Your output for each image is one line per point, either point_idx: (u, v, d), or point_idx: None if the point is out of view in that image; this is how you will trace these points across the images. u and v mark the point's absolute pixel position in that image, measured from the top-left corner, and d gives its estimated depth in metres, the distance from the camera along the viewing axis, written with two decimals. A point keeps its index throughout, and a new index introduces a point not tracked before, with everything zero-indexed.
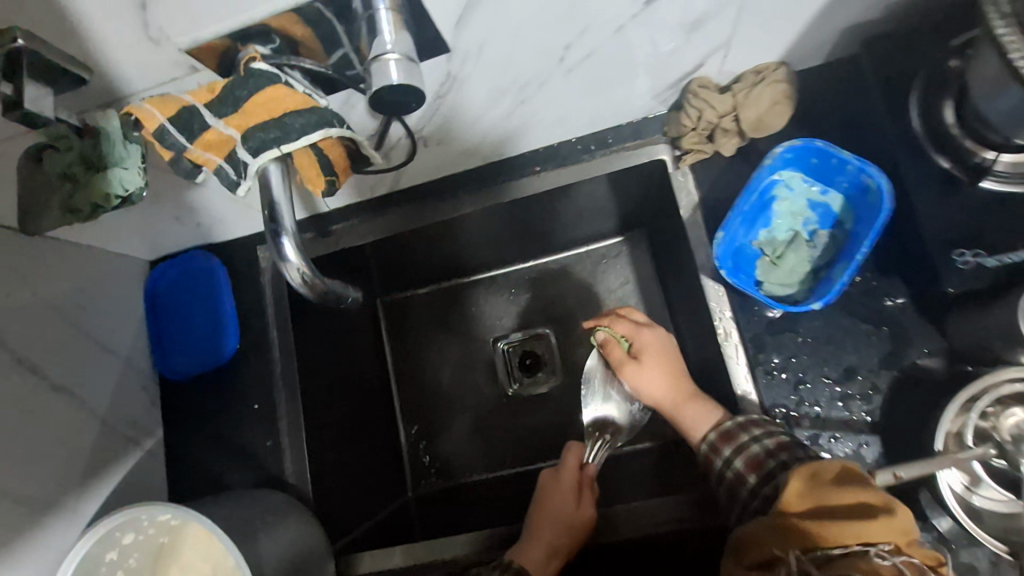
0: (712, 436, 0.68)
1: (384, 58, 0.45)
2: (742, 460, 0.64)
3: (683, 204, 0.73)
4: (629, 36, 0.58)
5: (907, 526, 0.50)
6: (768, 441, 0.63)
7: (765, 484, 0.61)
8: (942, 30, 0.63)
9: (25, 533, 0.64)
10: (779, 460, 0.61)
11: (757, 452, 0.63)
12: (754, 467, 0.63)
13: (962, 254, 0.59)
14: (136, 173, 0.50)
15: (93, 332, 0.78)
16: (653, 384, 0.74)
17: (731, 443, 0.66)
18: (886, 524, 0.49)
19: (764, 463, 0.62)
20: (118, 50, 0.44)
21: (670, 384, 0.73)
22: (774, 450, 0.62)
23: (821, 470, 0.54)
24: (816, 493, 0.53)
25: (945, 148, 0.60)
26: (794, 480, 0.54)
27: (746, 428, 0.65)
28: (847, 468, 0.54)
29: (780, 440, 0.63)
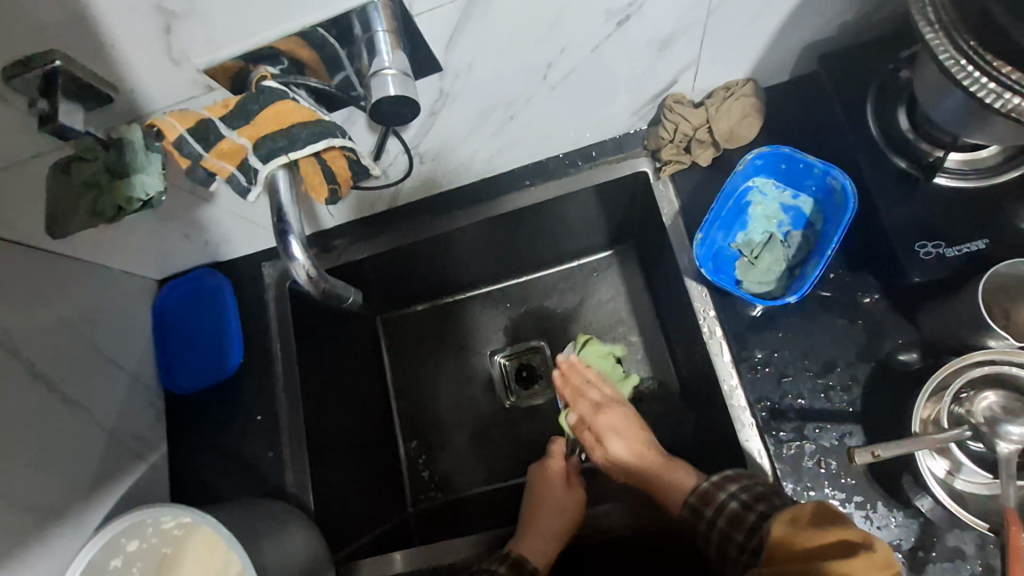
0: (693, 499, 0.69)
1: (382, 73, 0.50)
2: (723, 518, 0.65)
3: (664, 211, 0.78)
4: (605, 56, 0.63)
5: (889, 561, 0.48)
6: (744, 495, 0.65)
7: (752, 536, 0.63)
8: (886, 46, 0.69)
9: (33, 538, 0.65)
10: (759, 512, 0.63)
11: (736, 507, 0.64)
12: (737, 524, 0.64)
13: (924, 246, 0.64)
14: (155, 177, 0.54)
15: (105, 348, 0.80)
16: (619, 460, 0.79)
17: (711, 504, 0.67)
18: (868, 559, 0.48)
19: (744, 517, 0.64)
20: (144, 70, 0.49)
21: (636, 460, 0.78)
22: (751, 503, 0.64)
23: (799, 513, 0.55)
24: (797, 537, 0.53)
25: (899, 149, 0.66)
26: (776, 525, 0.56)
27: (722, 485, 0.67)
28: (826, 508, 0.54)
29: (755, 492, 0.64)
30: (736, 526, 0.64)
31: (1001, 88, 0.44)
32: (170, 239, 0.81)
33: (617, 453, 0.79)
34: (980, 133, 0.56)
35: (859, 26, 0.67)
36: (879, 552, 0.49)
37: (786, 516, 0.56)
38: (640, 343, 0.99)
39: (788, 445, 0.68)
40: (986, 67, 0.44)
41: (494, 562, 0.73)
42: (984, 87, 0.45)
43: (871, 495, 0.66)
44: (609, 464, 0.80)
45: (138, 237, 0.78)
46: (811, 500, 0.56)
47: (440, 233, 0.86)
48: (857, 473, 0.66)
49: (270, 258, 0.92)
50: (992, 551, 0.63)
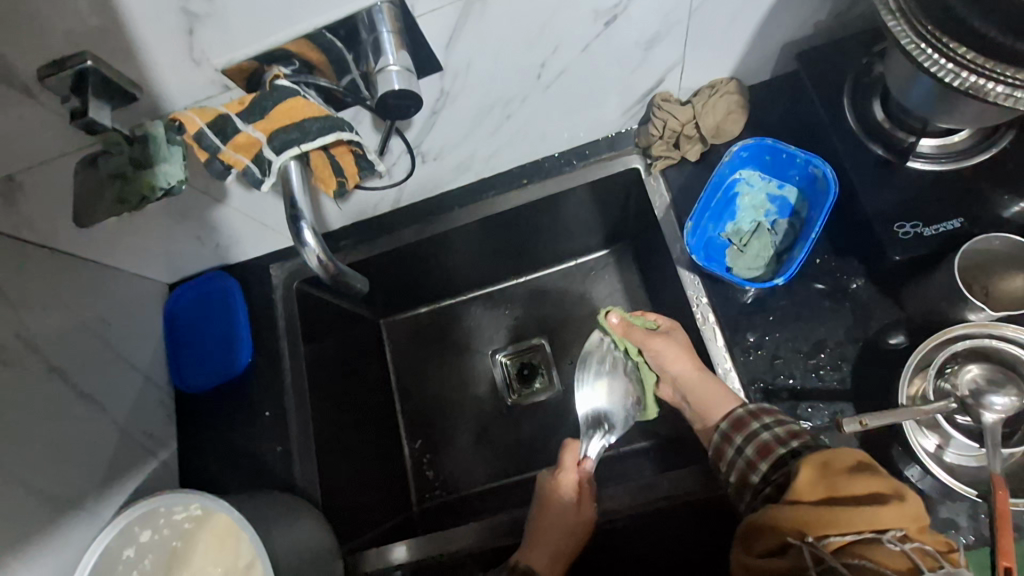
0: (724, 425, 0.69)
1: (387, 69, 0.54)
2: (752, 446, 0.64)
3: (656, 205, 0.83)
4: (595, 54, 0.67)
5: (919, 513, 0.48)
6: (779, 428, 0.63)
7: (776, 471, 0.61)
8: (856, 46, 0.74)
9: (49, 527, 0.67)
10: (790, 447, 0.61)
11: (767, 439, 0.63)
12: (764, 455, 0.62)
13: (903, 225, 0.67)
14: (177, 167, 0.59)
15: (119, 347, 0.82)
16: (673, 352, 0.76)
17: (742, 432, 0.66)
18: (899, 509, 0.48)
19: (774, 450, 0.62)
20: (166, 70, 0.53)
21: (692, 354, 0.75)
22: (784, 438, 0.62)
23: (833, 458, 0.54)
24: (826, 483, 0.52)
25: (876, 137, 0.69)
26: (805, 468, 0.54)
27: (757, 415, 0.67)
28: (861, 458, 0.53)
29: (791, 428, 0.63)
30: (763, 457, 0.62)
31: (958, 69, 0.48)
32: (182, 240, 0.84)
33: (676, 344, 0.76)
34: (948, 116, 0.60)
35: (831, 26, 0.72)
36: (911, 504, 0.48)
37: (817, 459, 0.55)
38: None
39: None
40: (944, 49, 0.48)
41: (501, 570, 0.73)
42: (944, 69, 0.49)
43: None
44: (661, 355, 0.76)
45: (151, 238, 0.80)
46: (847, 446, 0.54)
47: (441, 232, 0.89)
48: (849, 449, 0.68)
49: (277, 260, 0.94)
50: (983, 521, 0.64)
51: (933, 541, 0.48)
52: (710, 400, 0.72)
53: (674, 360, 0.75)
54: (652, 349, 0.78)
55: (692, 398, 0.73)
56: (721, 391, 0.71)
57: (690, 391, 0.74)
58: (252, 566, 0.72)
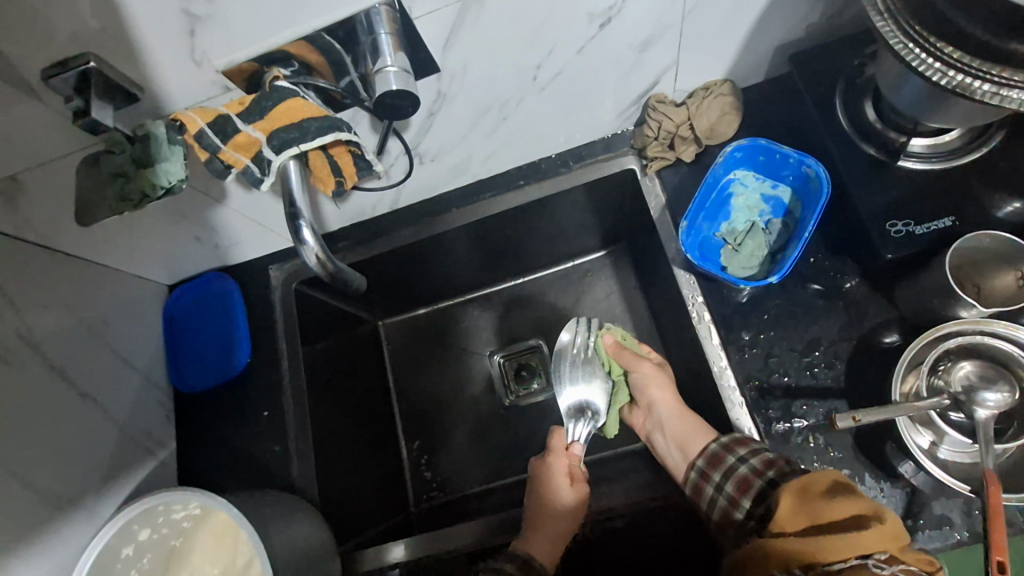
0: (702, 463, 0.72)
1: (385, 69, 0.55)
2: (732, 482, 0.67)
3: (652, 205, 0.84)
4: (589, 57, 0.68)
5: (898, 532, 0.49)
6: (754, 461, 0.66)
7: (759, 504, 0.65)
8: (848, 48, 0.75)
9: (47, 524, 0.67)
10: (766, 478, 0.64)
11: (745, 472, 0.66)
12: (745, 490, 0.66)
13: (894, 224, 0.68)
14: (178, 165, 0.59)
15: (119, 347, 0.82)
16: (657, 380, 0.83)
17: (719, 467, 0.69)
18: (879, 532, 0.49)
19: (753, 484, 0.65)
20: (167, 70, 0.54)
21: (672, 386, 0.82)
22: (760, 469, 0.65)
23: (810, 483, 0.55)
24: (807, 511, 0.54)
25: (868, 137, 0.71)
26: (785, 498, 0.56)
27: (731, 447, 0.70)
28: (838, 481, 0.54)
29: (765, 458, 0.66)
30: (744, 492, 0.66)
31: (946, 68, 0.49)
32: (182, 241, 0.84)
33: (661, 373, 0.83)
34: (938, 115, 0.61)
35: (824, 28, 0.73)
36: (889, 523, 0.50)
37: (795, 486, 0.56)
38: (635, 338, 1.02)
39: (778, 423, 0.71)
40: (932, 49, 0.49)
41: (502, 560, 0.73)
42: (932, 67, 0.50)
43: (859, 468, 0.68)
44: (646, 380, 0.83)
45: (151, 239, 0.81)
46: (823, 469, 0.56)
47: (439, 233, 0.90)
48: (844, 446, 0.69)
49: (276, 261, 0.95)
50: (977, 518, 0.65)
51: (915, 558, 0.49)
52: (688, 434, 0.76)
53: (657, 388, 0.82)
54: (639, 372, 0.84)
55: (669, 428, 0.79)
56: (697, 425, 0.77)
57: (666, 418, 0.79)
58: (250, 565, 0.73)
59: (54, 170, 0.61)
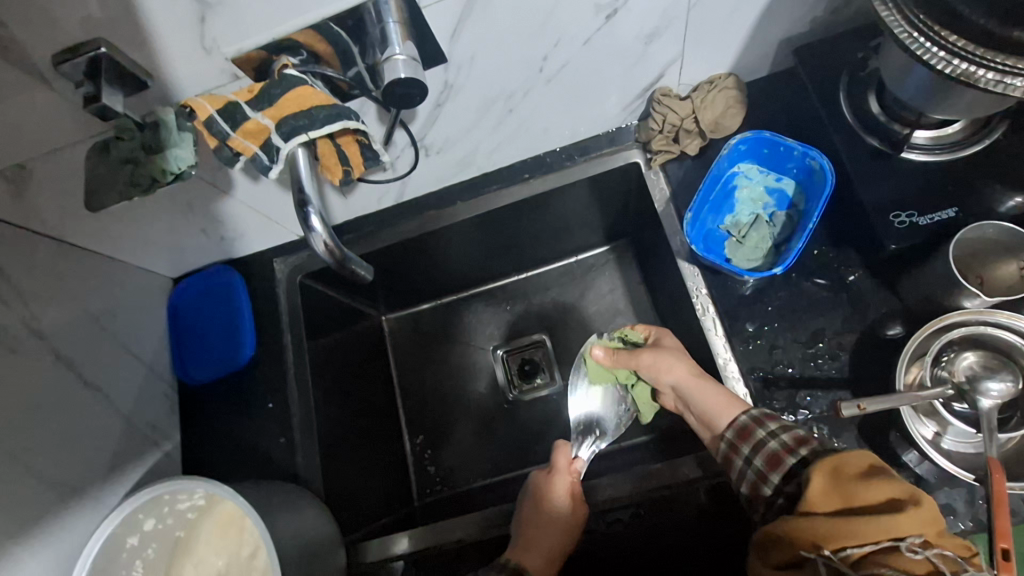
0: (730, 435, 0.68)
1: (394, 58, 0.55)
2: (761, 457, 0.63)
3: (656, 198, 0.84)
4: (596, 48, 0.69)
5: (935, 518, 0.49)
6: (786, 436, 0.63)
7: (788, 482, 0.60)
8: (850, 42, 0.76)
9: (52, 513, 0.67)
10: (799, 456, 0.61)
11: (774, 447, 0.63)
12: (775, 465, 0.62)
13: (898, 215, 0.68)
14: (188, 151, 0.60)
15: (124, 338, 0.82)
16: (667, 361, 0.77)
17: (749, 441, 0.65)
18: (916, 516, 0.48)
19: (783, 459, 0.61)
20: (176, 58, 0.54)
21: (685, 362, 0.76)
22: (792, 446, 0.62)
23: (844, 464, 0.54)
24: (840, 490, 0.53)
25: (872, 130, 0.71)
26: (818, 476, 0.54)
27: (762, 421, 0.66)
28: (874, 464, 0.53)
29: (797, 435, 0.62)
30: (773, 468, 0.62)
31: (948, 57, 0.49)
32: (188, 233, 0.84)
33: (669, 353, 0.78)
34: (941, 107, 0.61)
35: (827, 23, 0.74)
36: (926, 508, 0.49)
37: (828, 466, 0.55)
38: None
39: (782, 414, 0.71)
40: (938, 39, 0.49)
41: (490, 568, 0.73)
42: (937, 57, 0.50)
43: None
44: (656, 365, 0.78)
45: (156, 230, 0.81)
46: (858, 451, 0.54)
47: (443, 227, 0.90)
48: (848, 437, 0.69)
49: (281, 254, 0.95)
50: (981, 507, 0.65)
51: (949, 544, 0.49)
52: (717, 408, 0.71)
53: (670, 367, 0.76)
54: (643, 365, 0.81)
55: (698, 405, 0.72)
56: (722, 398, 0.71)
57: (692, 394, 0.73)
58: (254, 556, 0.73)
59: (63, 157, 0.61)
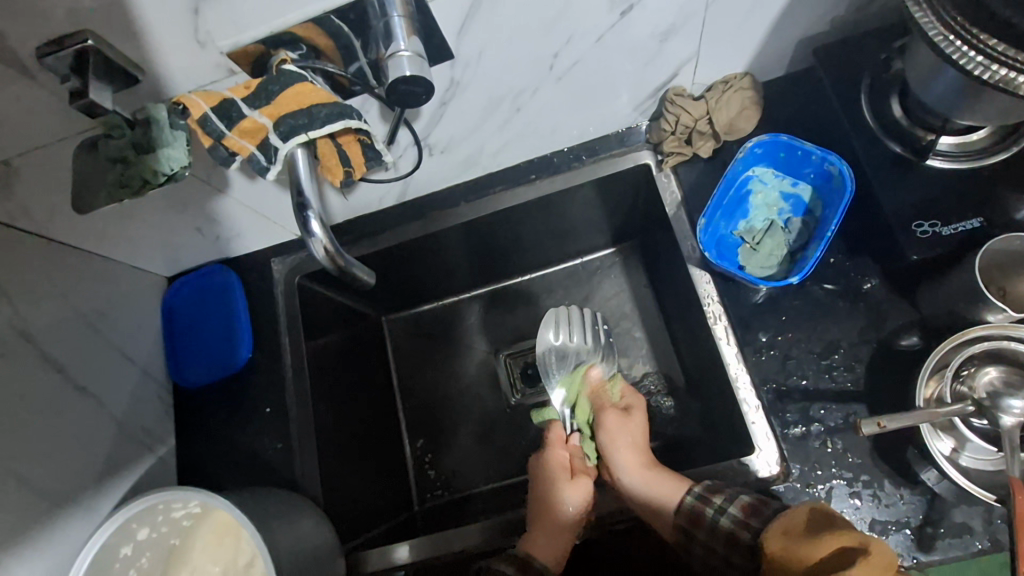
0: (681, 521, 0.68)
1: (398, 54, 0.52)
2: (720, 538, 0.65)
3: (667, 203, 0.82)
4: (608, 46, 0.66)
5: (890, 561, 0.47)
6: (733, 511, 0.64)
7: (751, 555, 0.64)
8: (872, 42, 0.73)
9: (42, 523, 0.65)
10: (752, 529, 0.63)
11: (727, 526, 0.64)
12: (733, 543, 0.65)
13: (921, 225, 0.66)
14: (181, 151, 0.58)
15: (117, 340, 0.80)
16: (620, 438, 0.80)
17: (702, 524, 0.66)
18: (865, 565, 0.47)
19: (740, 536, 0.64)
20: (169, 51, 0.51)
21: (638, 444, 0.79)
22: (743, 520, 0.63)
23: (790, 525, 0.57)
24: (793, 550, 0.54)
25: (895, 135, 0.69)
26: (771, 543, 0.57)
27: (708, 498, 0.67)
28: (816, 516, 0.55)
29: (743, 505, 0.64)
30: (733, 544, 0.65)
31: (989, 61, 0.47)
32: (183, 232, 0.81)
33: (631, 426, 0.81)
34: (969, 112, 0.58)
35: (850, 21, 0.71)
36: (876, 554, 0.47)
37: (779, 529, 0.58)
38: (644, 338, 0.99)
39: (794, 427, 0.69)
40: (975, 41, 0.47)
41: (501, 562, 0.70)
42: (973, 61, 0.48)
43: (879, 474, 0.67)
44: (609, 438, 0.80)
45: (149, 229, 0.78)
46: (798, 507, 0.58)
47: (444, 228, 0.88)
48: (863, 451, 0.67)
49: (279, 253, 0.92)
50: (1000, 527, 0.63)
51: None
52: (659, 493, 0.71)
53: (620, 446, 0.79)
54: (603, 425, 0.82)
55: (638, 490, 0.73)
56: (666, 484, 0.72)
57: (633, 479, 0.75)
58: (252, 565, 0.72)
59: (51, 153, 0.58)
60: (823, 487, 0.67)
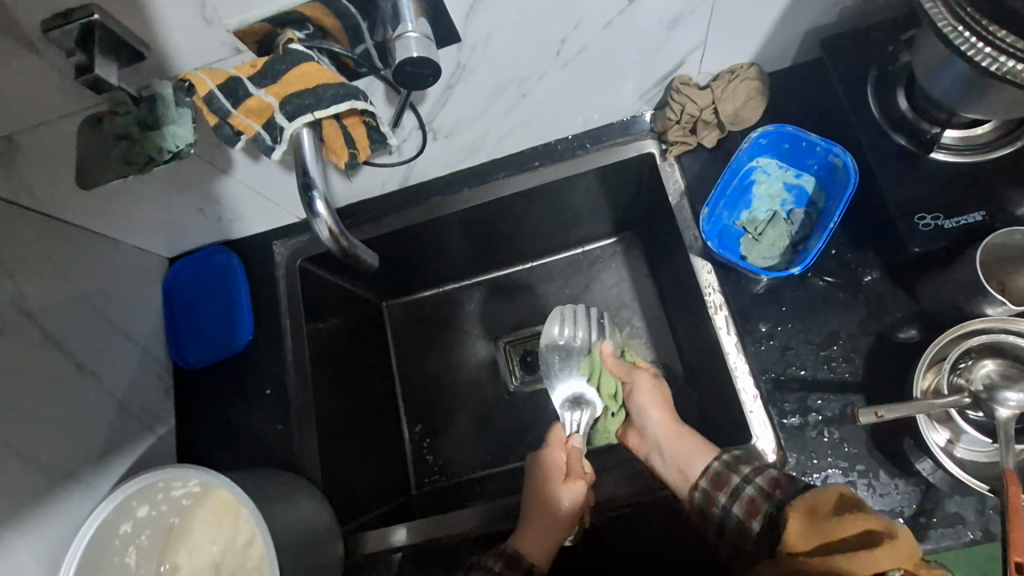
0: (704, 484, 0.69)
1: (405, 35, 0.52)
2: (739, 505, 0.65)
3: (670, 192, 0.82)
4: (616, 32, 0.66)
5: (913, 550, 0.48)
6: (760, 480, 0.64)
7: (769, 528, 0.62)
8: (880, 35, 0.73)
9: (43, 499, 0.65)
10: (775, 501, 0.63)
11: (751, 494, 0.64)
12: (754, 513, 0.63)
13: (922, 217, 0.66)
14: (186, 129, 0.58)
15: (118, 319, 0.80)
16: (654, 399, 0.81)
17: (725, 489, 0.67)
18: (894, 551, 0.47)
19: (761, 506, 0.63)
20: (174, 27, 0.51)
21: (669, 409, 0.80)
22: (768, 491, 0.63)
23: (817, 503, 0.55)
24: (818, 529, 0.53)
25: (900, 128, 0.69)
26: (794, 520, 0.55)
27: (734, 467, 0.68)
28: (843, 496, 0.54)
29: (770, 477, 0.64)
30: (753, 516, 0.63)
31: (996, 53, 0.47)
32: (185, 213, 0.81)
33: (660, 394, 0.82)
34: (975, 106, 0.59)
35: (859, 13, 0.71)
36: (903, 541, 0.48)
37: (803, 505, 0.56)
38: (644, 328, 1.00)
39: (792, 417, 0.70)
40: (983, 32, 0.47)
41: (491, 557, 0.73)
42: (981, 53, 0.48)
43: (874, 465, 0.67)
44: (644, 399, 0.81)
45: (151, 208, 0.78)
46: (826, 486, 0.55)
47: (445, 215, 0.87)
48: (858, 442, 0.68)
49: (281, 236, 0.92)
50: (992, 517, 0.64)
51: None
52: (687, 458, 0.72)
53: (652, 408, 0.80)
54: (636, 388, 0.83)
55: (669, 446, 0.75)
56: (696, 451, 0.73)
57: (661, 438, 0.76)
58: (251, 543, 0.73)
59: (55, 130, 0.58)
60: (818, 476, 0.68)
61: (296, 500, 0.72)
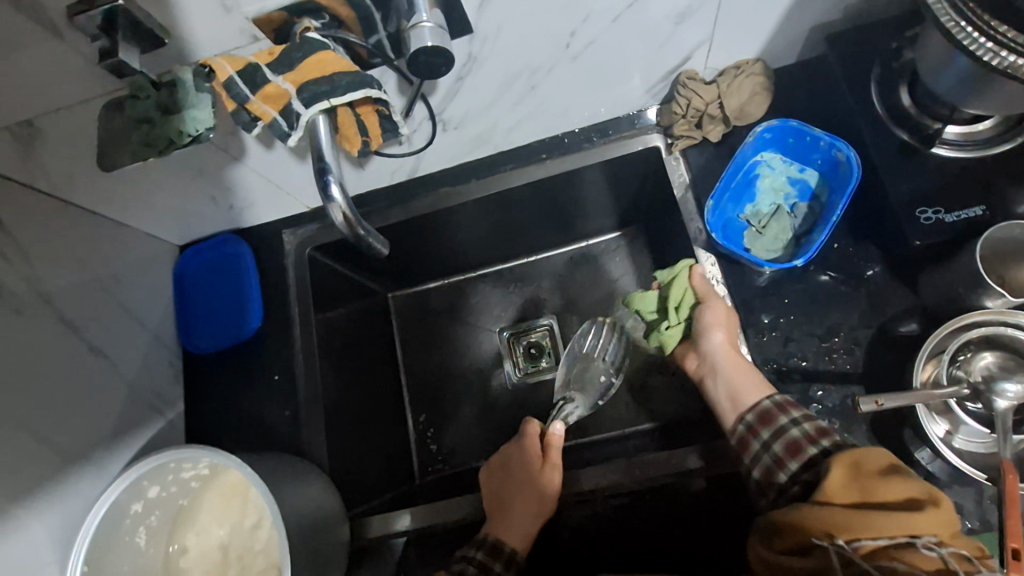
0: (750, 417, 0.68)
1: (420, 25, 0.53)
2: (781, 443, 0.63)
3: (675, 185, 0.83)
4: (626, 25, 0.67)
5: (953, 520, 0.49)
6: (807, 426, 0.63)
7: (804, 471, 0.60)
8: (883, 33, 0.74)
9: (55, 478, 0.66)
10: (821, 446, 0.61)
11: (795, 436, 0.63)
12: (795, 453, 0.62)
13: (924, 211, 0.67)
14: (206, 113, 0.59)
15: (130, 304, 0.81)
16: (724, 322, 0.73)
17: (769, 426, 0.66)
18: (934, 515, 0.49)
19: (804, 450, 0.61)
20: (194, 15, 0.52)
21: (735, 330, 0.73)
22: (814, 436, 0.62)
23: (864, 460, 0.54)
24: (860, 484, 0.53)
25: (903, 123, 0.70)
26: (836, 470, 0.55)
27: (784, 408, 0.66)
28: (894, 462, 0.54)
29: (820, 426, 0.63)
30: (793, 455, 0.62)
31: (997, 48, 0.48)
32: (197, 201, 0.83)
33: (730, 314, 0.74)
34: (976, 102, 0.60)
35: (863, 11, 0.72)
36: (944, 509, 0.49)
37: (847, 459, 0.55)
38: None
39: None
40: (985, 28, 0.48)
41: (472, 547, 0.76)
42: (983, 47, 0.49)
43: None
44: (712, 320, 0.74)
45: (164, 195, 0.79)
46: (878, 449, 0.55)
47: (453, 206, 0.89)
48: (858, 432, 0.69)
49: (290, 226, 0.93)
50: (989, 506, 0.65)
51: (964, 546, 0.49)
52: (743, 387, 0.70)
53: (720, 331, 0.73)
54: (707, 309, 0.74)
55: (722, 371, 0.72)
56: (752, 379, 0.70)
57: (722, 364, 0.72)
58: (257, 526, 0.75)
59: (74, 114, 0.59)
60: None
61: (304, 483, 0.73)
